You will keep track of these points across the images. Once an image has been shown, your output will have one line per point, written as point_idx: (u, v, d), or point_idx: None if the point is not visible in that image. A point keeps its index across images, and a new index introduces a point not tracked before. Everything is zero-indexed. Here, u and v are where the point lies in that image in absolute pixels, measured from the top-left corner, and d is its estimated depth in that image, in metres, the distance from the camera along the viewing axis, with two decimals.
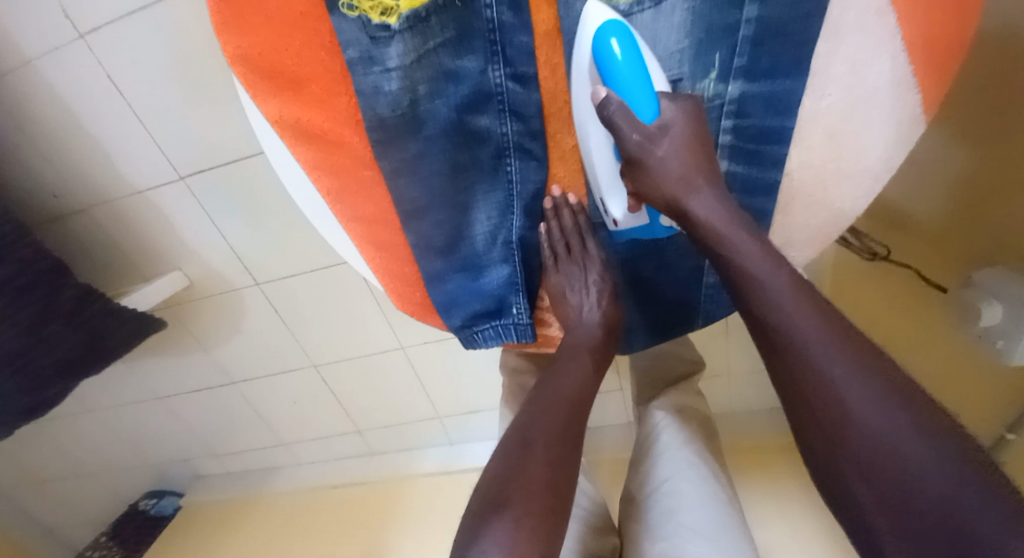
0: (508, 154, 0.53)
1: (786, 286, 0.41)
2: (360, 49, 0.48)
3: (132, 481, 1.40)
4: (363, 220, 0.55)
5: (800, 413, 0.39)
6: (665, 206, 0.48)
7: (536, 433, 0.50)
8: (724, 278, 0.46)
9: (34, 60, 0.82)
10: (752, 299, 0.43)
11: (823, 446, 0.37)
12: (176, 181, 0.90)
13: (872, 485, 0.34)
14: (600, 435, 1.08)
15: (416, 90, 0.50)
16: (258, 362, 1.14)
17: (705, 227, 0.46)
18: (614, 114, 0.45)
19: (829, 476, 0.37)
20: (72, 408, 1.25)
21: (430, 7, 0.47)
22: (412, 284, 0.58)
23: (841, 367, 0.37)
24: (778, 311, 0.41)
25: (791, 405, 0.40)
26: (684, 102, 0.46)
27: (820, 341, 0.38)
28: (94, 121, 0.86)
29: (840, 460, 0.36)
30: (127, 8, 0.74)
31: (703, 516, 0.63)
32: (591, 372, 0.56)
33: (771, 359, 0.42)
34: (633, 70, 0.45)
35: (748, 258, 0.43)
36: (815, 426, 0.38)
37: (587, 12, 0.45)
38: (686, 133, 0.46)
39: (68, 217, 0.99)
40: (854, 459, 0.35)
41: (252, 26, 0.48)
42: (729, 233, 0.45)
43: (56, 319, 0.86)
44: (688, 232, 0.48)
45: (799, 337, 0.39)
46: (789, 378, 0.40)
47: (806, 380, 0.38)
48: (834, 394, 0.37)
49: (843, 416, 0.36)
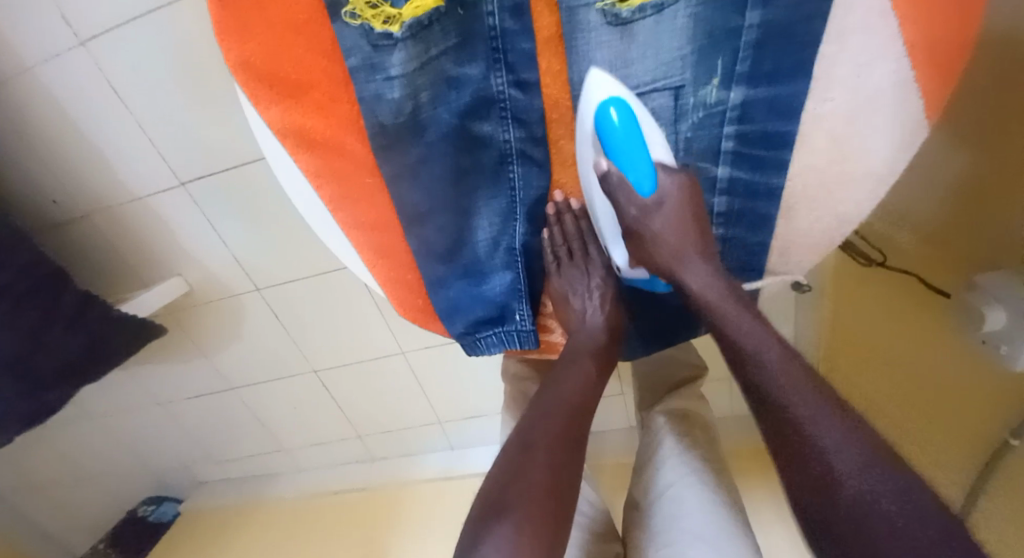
0: (511, 161, 0.53)
1: (771, 350, 0.44)
2: (361, 56, 0.48)
3: (132, 487, 1.39)
4: (366, 226, 0.55)
5: (789, 474, 0.40)
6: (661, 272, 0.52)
7: (537, 438, 0.49)
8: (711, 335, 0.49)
9: (34, 67, 0.81)
10: (740, 365, 0.45)
11: (811, 505, 0.38)
12: (177, 186, 0.90)
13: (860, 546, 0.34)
14: (602, 440, 1.07)
15: (418, 97, 0.50)
16: (258, 367, 1.13)
17: (696, 294, 0.50)
18: (615, 188, 0.50)
19: (819, 538, 0.37)
20: (71, 414, 1.25)
21: (432, 14, 0.47)
22: (414, 290, 0.58)
23: (812, 409, 0.39)
24: (758, 358, 0.44)
25: (781, 467, 0.41)
26: (680, 177, 0.49)
27: (802, 405, 0.40)
28: (94, 127, 0.86)
29: (827, 522, 0.36)
30: (127, 14, 0.74)
31: (706, 522, 0.62)
32: (593, 376, 0.55)
33: (760, 421, 0.43)
34: (632, 143, 0.47)
35: (733, 319, 0.47)
36: (803, 486, 0.38)
37: (590, 80, 0.46)
38: (680, 209, 0.49)
39: (67, 224, 0.98)
40: (841, 520, 0.36)
41: (253, 33, 0.48)
42: (719, 301, 0.48)
43: (57, 322, 0.85)
44: (684, 297, 0.51)
45: (782, 401, 0.41)
46: (776, 439, 0.41)
47: (793, 443, 0.39)
48: (820, 455, 0.37)
49: (829, 478, 0.37)
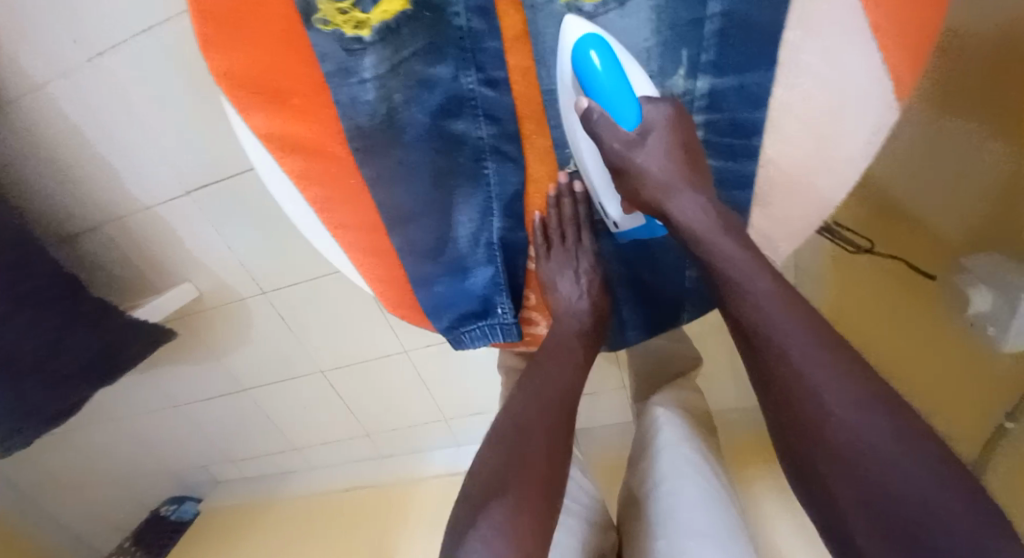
0: (485, 157, 0.54)
1: (770, 299, 0.40)
2: (336, 62, 0.49)
3: (152, 488, 1.44)
4: (352, 227, 0.56)
5: (784, 421, 0.38)
6: (651, 211, 0.48)
7: (533, 413, 0.51)
8: (699, 268, 0.46)
9: (45, 85, 0.85)
10: (746, 317, 0.41)
11: (806, 451, 0.37)
12: (183, 195, 0.93)
13: (857, 488, 0.34)
14: (603, 433, 1.08)
15: (392, 99, 0.51)
16: (267, 368, 1.16)
17: (692, 235, 0.45)
18: (597, 125, 0.45)
19: (812, 484, 0.37)
20: (92, 418, 1.29)
21: (401, 18, 0.48)
22: (403, 288, 0.59)
23: (801, 350, 0.38)
24: (742, 287, 0.42)
25: (773, 414, 0.40)
26: (665, 106, 0.47)
27: (808, 352, 0.37)
28: (104, 141, 0.90)
29: (823, 467, 0.36)
30: (132, 30, 0.77)
31: (701, 514, 0.63)
32: (579, 369, 0.56)
33: (757, 369, 0.41)
34: (615, 83, 0.45)
35: (727, 250, 0.44)
36: (797, 431, 0.37)
37: (567, 25, 0.46)
38: (666, 137, 0.46)
39: (83, 234, 1.03)
40: (835, 463, 0.35)
41: (234, 45, 0.49)
42: (716, 241, 0.44)
43: (77, 325, 0.89)
44: (676, 237, 0.47)
45: (793, 355, 0.38)
46: (774, 386, 0.39)
47: (787, 389, 0.38)
48: (818, 405, 0.36)
49: (825, 422, 0.35)
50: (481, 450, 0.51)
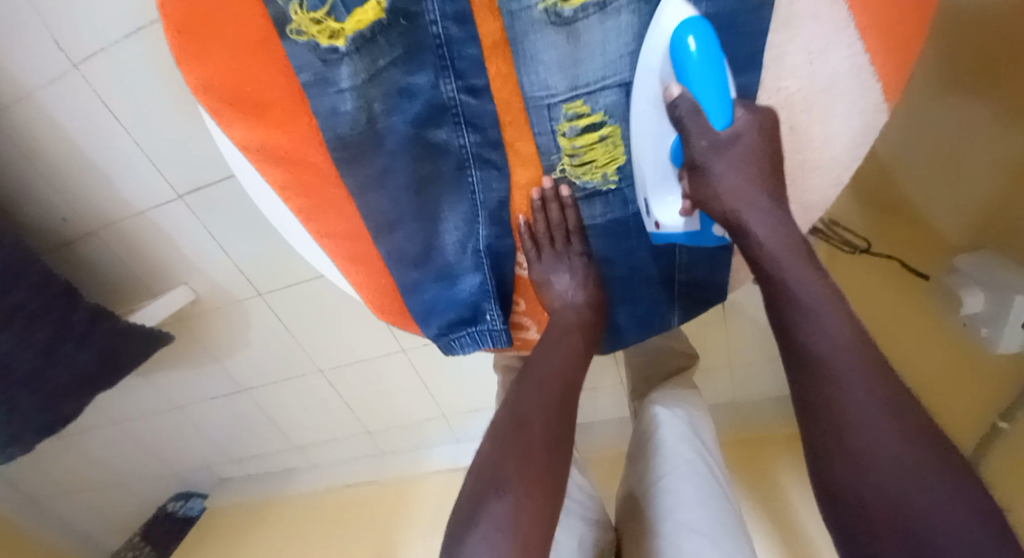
0: (469, 165, 0.54)
1: (820, 305, 0.40)
2: (313, 72, 0.48)
3: (156, 488, 1.46)
4: (336, 235, 0.56)
5: (813, 423, 0.38)
6: (722, 220, 0.46)
7: (532, 408, 0.50)
8: (759, 281, 0.45)
9: (32, 92, 0.85)
10: (788, 321, 0.41)
11: (825, 451, 0.37)
12: (175, 200, 0.93)
13: (874, 485, 0.34)
14: (601, 429, 1.08)
15: (371, 108, 0.50)
16: (266, 370, 1.17)
17: (762, 247, 0.44)
18: (684, 117, 0.44)
19: (828, 487, 0.37)
20: (94, 421, 1.30)
21: (375, 26, 0.46)
22: (392, 296, 0.59)
23: (863, 372, 0.37)
24: (809, 307, 0.40)
25: (805, 420, 0.40)
26: (758, 116, 0.44)
27: (850, 356, 0.38)
28: (93, 146, 0.89)
29: (838, 467, 0.36)
30: (114, 34, 0.76)
31: (698, 511, 0.63)
32: (579, 366, 0.55)
33: (795, 377, 0.41)
34: (710, 75, 0.42)
35: (797, 270, 0.42)
36: (825, 428, 0.37)
37: (664, 6, 0.42)
38: (754, 147, 0.44)
39: (78, 241, 1.03)
40: (849, 461, 0.35)
41: (210, 58, 0.48)
42: (785, 256, 0.43)
43: (70, 338, 0.89)
44: (744, 246, 0.45)
45: (828, 356, 0.38)
46: (806, 390, 0.39)
47: (820, 395, 0.38)
48: (859, 427, 0.35)
49: (846, 420, 0.36)
50: (482, 445, 0.50)
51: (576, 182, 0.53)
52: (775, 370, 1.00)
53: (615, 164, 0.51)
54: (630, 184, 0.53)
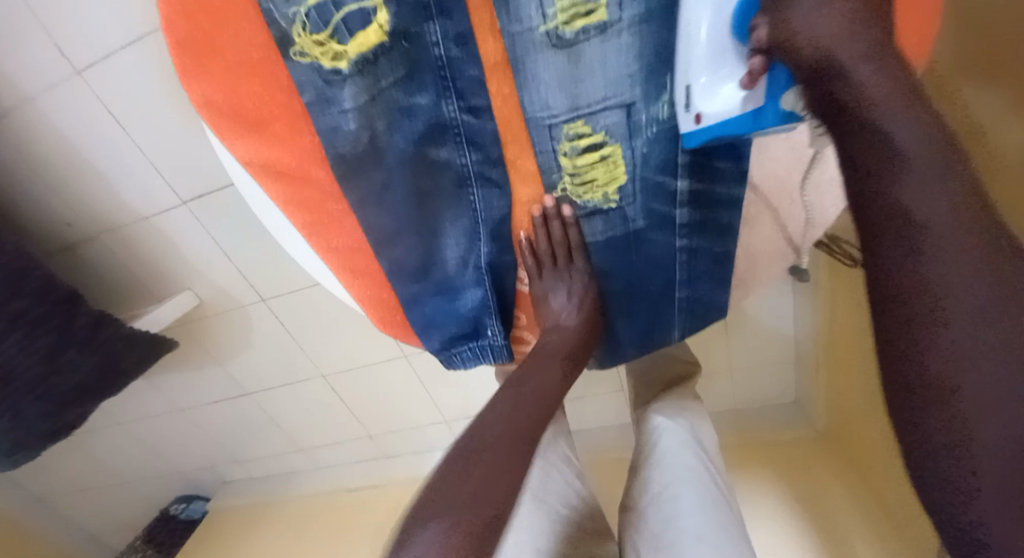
0: (470, 182, 0.54)
1: (927, 167, 0.32)
2: (315, 92, 0.48)
3: (159, 489, 1.47)
4: (338, 249, 0.56)
5: (901, 313, 0.33)
6: (807, 64, 0.35)
7: (495, 433, 0.51)
8: (835, 140, 0.37)
9: (36, 99, 0.85)
10: (878, 189, 0.34)
11: (905, 347, 0.33)
12: (178, 205, 0.93)
13: (965, 387, 0.30)
14: (601, 434, 1.09)
15: (374, 127, 0.50)
16: (269, 373, 1.18)
17: (858, 92, 0.34)
18: None
19: (906, 389, 0.33)
20: (97, 423, 1.31)
21: (378, 49, 0.47)
22: (393, 308, 0.59)
23: (957, 255, 0.31)
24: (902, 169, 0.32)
25: (885, 309, 0.34)
26: None
27: (968, 237, 0.31)
28: (96, 152, 0.89)
29: (924, 366, 0.32)
30: (117, 42, 0.77)
31: (697, 519, 0.63)
32: (557, 391, 0.57)
33: (882, 256, 0.34)
34: None
35: (898, 121, 0.33)
36: (913, 318, 0.32)
37: None
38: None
39: (82, 245, 1.03)
40: (938, 359, 0.31)
41: (212, 75, 0.49)
42: (887, 104, 0.33)
43: (72, 344, 0.90)
44: (826, 94, 0.35)
45: (942, 231, 0.31)
46: (899, 270, 0.33)
47: (914, 281, 0.32)
48: (943, 318, 0.31)
49: (938, 306, 0.31)
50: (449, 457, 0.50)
51: (577, 201, 0.54)
52: (776, 378, 1.01)
53: (616, 183, 0.51)
54: (631, 202, 0.53)
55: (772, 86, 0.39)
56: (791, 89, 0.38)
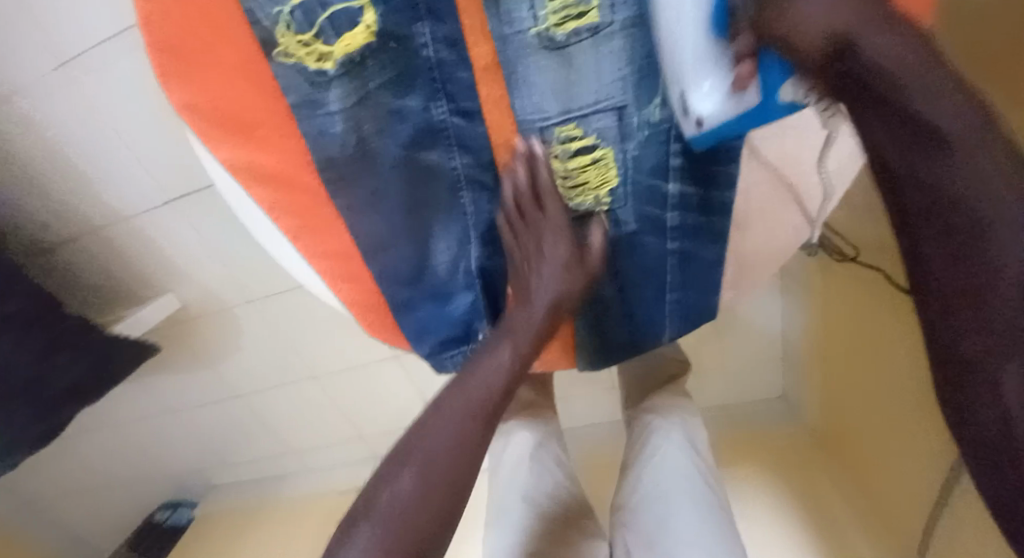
0: (461, 187, 0.55)
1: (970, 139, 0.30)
2: (301, 94, 0.47)
3: (145, 495, 1.44)
4: (329, 254, 0.54)
5: (948, 286, 0.34)
6: (820, 51, 0.32)
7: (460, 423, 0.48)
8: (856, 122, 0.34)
9: (11, 96, 0.82)
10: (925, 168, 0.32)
11: (950, 319, 0.34)
12: (160, 205, 0.91)
13: (1018, 356, 0.32)
14: (593, 432, 1.09)
15: (362, 130, 0.50)
16: (258, 376, 1.16)
17: (878, 71, 0.30)
18: None
19: (953, 355, 0.35)
20: (81, 428, 1.28)
21: (365, 51, 0.47)
22: (383, 313, 0.58)
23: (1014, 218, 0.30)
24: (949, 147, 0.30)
25: (941, 288, 0.34)
26: None
27: (1017, 203, 0.30)
28: (74, 151, 0.87)
29: (975, 336, 0.33)
30: (95, 38, 0.75)
31: (690, 521, 0.63)
32: (525, 357, 0.51)
33: (931, 240, 0.33)
34: None
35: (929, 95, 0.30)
36: (959, 293, 0.33)
37: None
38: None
39: (60, 246, 1.00)
40: (986, 330, 0.32)
41: (194, 76, 0.47)
42: (912, 76, 0.30)
43: (61, 350, 0.87)
44: (840, 74, 0.32)
45: (988, 202, 0.31)
46: (941, 247, 0.33)
47: (980, 257, 0.32)
48: (1013, 283, 0.31)
49: (1010, 275, 0.31)
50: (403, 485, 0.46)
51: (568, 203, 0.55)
52: (765, 374, 1.02)
53: (607, 186, 0.52)
54: (622, 204, 0.53)
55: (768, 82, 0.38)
56: (787, 80, 0.37)
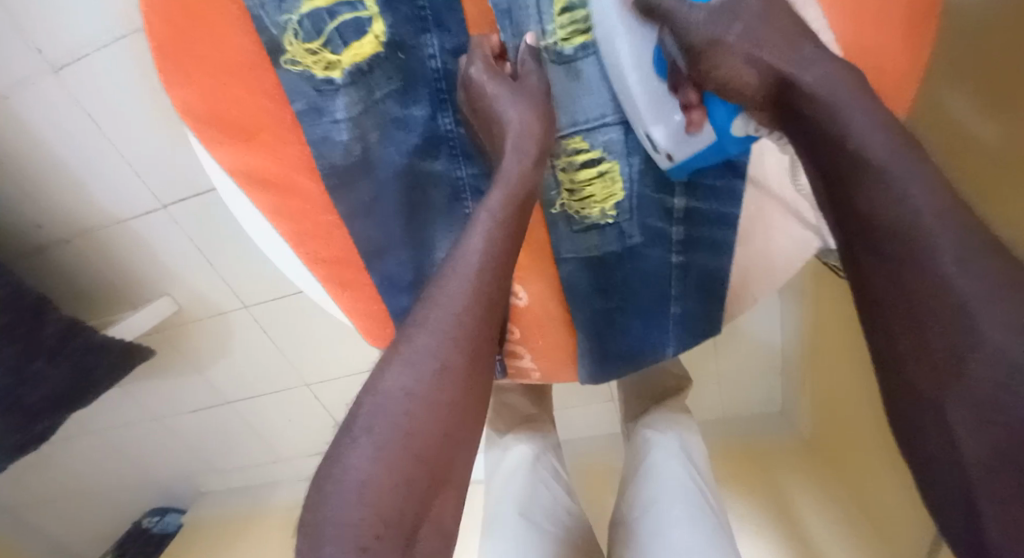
0: (465, 196, 0.53)
1: (897, 162, 0.32)
2: (306, 101, 0.48)
3: (134, 502, 1.42)
4: (327, 261, 0.53)
5: (892, 315, 0.32)
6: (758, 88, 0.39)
7: (448, 360, 0.39)
8: (801, 151, 0.38)
9: (10, 98, 0.82)
10: (861, 194, 0.33)
11: (897, 356, 0.32)
12: (158, 209, 0.91)
13: (959, 389, 0.28)
14: (590, 444, 1.08)
15: (367, 138, 0.50)
16: (252, 382, 1.15)
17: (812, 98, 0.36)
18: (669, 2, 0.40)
19: (903, 395, 0.32)
20: (71, 434, 1.26)
21: (372, 60, 0.47)
22: (383, 322, 0.56)
23: (953, 238, 0.29)
24: (883, 170, 0.32)
25: (878, 314, 0.33)
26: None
27: (955, 229, 0.30)
28: (72, 154, 0.86)
29: (914, 368, 0.31)
30: (97, 41, 0.75)
31: (690, 532, 0.62)
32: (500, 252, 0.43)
33: (871, 270, 0.33)
34: None
35: (858, 123, 0.34)
36: (903, 321, 0.31)
37: None
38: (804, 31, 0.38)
39: (55, 249, 0.99)
40: (931, 361, 0.30)
41: (195, 80, 0.47)
42: (848, 109, 0.34)
43: (38, 355, 0.85)
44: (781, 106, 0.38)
45: (928, 228, 0.30)
46: (883, 272, 0.32)
47: (926, 284, 0.30)
48: (947, 303, 0.29)
49: (943, 292, 0.29)
50: (369, 420, 0.36)
51: (574, 217, 0.53)
52: (762, 388, 1.02)
53: (613, 199, 0.52)
54: (627, 218, 0.53)
55: (719, 116, 0.44)
56: (738, 116, 0.43)
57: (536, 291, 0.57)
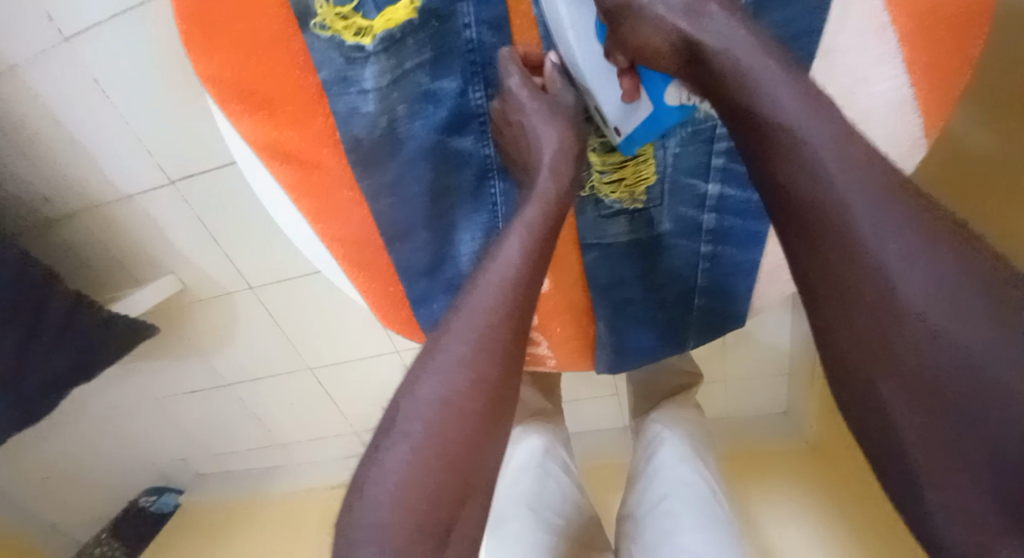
0: (492, 175, 0.52)
1: (831, 136, 0.33)
2: (334, 69, 0.46)
3: (131, 482, 1.40)
4: (345, 240, 0.52)
5: (823, 292, 0.33)
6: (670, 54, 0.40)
7: (482, 370, 0.38)
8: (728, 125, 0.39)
9: (20, 65, 0.80)
10: (783, 173, 0.34)
11: (832, 337, 0.33)
12: (165, 185, 0.89)
13: (896, 377, 0.30)
14: (595, 439, 1.07)
15: (394, 112, 0.48)
16: (255, 366, 1.14)
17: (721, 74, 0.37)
18: None
19: (842, 373, 0.33)
20: (70, 412, 1.25)
21: (406, 27, 0.46)
22: (399, 304, 0.55)
23: (867, 205, 0.31)
24: (801, 143, 0.33)
25: (817, 293, 0.34)
26: None
27: (872, 201, 0.31)
28: (81, 126, 0.84)
29: (850, 346, 0.32)
30: (107, 9, 0.72)
31: (701, 536, 0.60)
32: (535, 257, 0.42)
33: (799, 250, 0.34)
34: None
35: (782, 98, 0.35)
36: (837, 304, 0.32)
37: None
38: None
39: (59, 223, 0.98)
40: (856, 338, 0.32)
41: (220, 46, 0.46)
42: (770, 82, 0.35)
43: (43, 330, 0.83)
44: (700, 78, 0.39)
45: (841, 192, 0.32)
46: (820, 261, 0.33)
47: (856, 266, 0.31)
48: (876, 274, 0.30)
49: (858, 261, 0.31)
50: (402, 427, 0.37)
51: (603, 200, 0.52)
52: (771, 389, 1.00)
53: (646, 184, 0.51)
54: (657, 204, 0.52)
55: (653, 85, 0.44)
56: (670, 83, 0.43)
57: (558, 278, 0.56)
